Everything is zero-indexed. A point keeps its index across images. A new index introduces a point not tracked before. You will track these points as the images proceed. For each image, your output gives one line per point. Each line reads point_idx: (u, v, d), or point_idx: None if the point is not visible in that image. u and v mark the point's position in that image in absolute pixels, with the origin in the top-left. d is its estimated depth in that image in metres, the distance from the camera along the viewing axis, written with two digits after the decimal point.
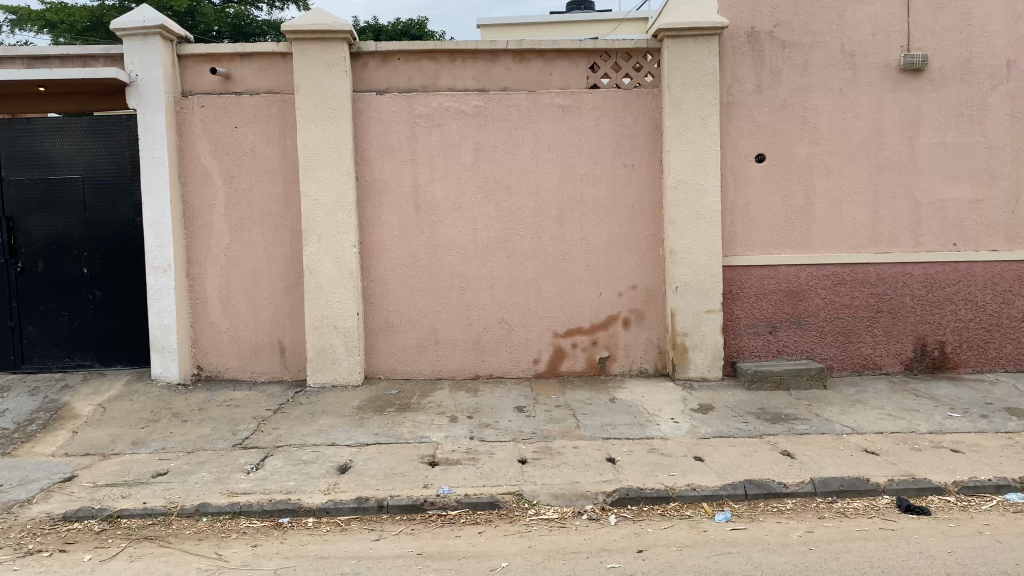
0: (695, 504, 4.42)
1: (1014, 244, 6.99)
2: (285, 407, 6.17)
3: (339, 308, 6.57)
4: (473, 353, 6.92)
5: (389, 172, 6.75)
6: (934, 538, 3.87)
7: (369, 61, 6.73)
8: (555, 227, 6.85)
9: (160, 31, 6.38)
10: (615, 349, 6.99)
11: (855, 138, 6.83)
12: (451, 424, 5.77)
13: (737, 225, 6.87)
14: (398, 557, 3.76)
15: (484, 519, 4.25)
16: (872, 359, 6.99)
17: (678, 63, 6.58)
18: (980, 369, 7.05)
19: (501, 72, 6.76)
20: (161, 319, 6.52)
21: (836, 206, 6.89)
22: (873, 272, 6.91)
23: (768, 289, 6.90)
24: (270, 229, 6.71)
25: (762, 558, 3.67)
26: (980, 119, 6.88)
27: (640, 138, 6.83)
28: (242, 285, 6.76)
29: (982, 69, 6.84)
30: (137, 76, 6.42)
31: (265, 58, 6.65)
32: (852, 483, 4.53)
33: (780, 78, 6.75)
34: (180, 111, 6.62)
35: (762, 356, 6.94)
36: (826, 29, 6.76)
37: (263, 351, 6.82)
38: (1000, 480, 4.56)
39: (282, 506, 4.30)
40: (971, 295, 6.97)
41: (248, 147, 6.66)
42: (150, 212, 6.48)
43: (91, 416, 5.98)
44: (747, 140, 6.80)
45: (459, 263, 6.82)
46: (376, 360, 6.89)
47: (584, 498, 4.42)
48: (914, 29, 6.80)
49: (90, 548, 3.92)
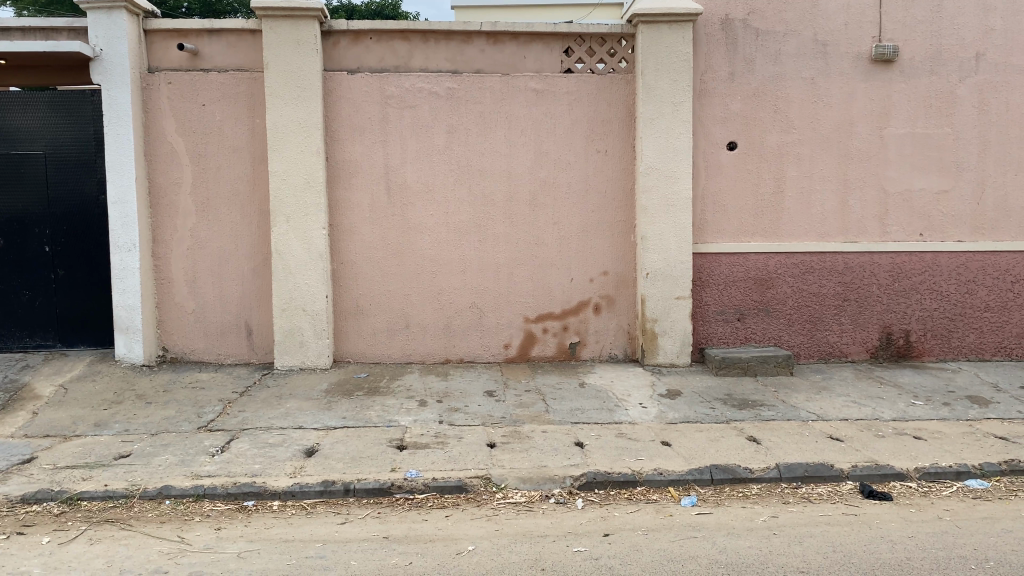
0: (662, 488, 4.44)
1: (980, 234, 7.08)
2: (252, 390, 6.11)
3: (308, 290, 6.50)
4: (444, 338, 6.89)
5: (360, 153, 6.68)
6: (895, 523, 3.93)
7: (341, 40, 6.63)
8: (527, 212, 6.82)
9: (126, 4, 6.23)
10: (585, 334, 7.00)
11: (826, 127, 6.87)
12: (420, 407, 5.76)
13: (708, 213, 6.90)
14: (364, 540, 3.74)
15: (451, 502, 4.24)
16: (839, 347, 7.07)
17: (652, 48, 6.56)
18: (944, 357, 7.17)
19: (475, 54, 6.70)
20: (125, 299, 6.41)
21: (807, 195, 6.94)
22: (841, 261, 6.98)
23: (738, 276, 6.94)
24: (238, 209, 6.61)
25: (727, 542, 3.70)
26: (948, 110, 6.95)
27: (613, 124, 6.82)
28: (209, 266, 6.66)
29: (952, 61, 6.90)
30: (101, 50, 6.27)
31: (234, 35, 6.53)
32: (817, 469, 4.58)
33: (753, 66, 6.77)
34: (146, 88, 6.49)
35: (730, 343, 7.00)
36: (799, 18, 6.78)
37: (230, 333, 6.74)
38: (960, 467, 4.64)
39: (246, 488, 4.25)
40: (936, 284, 7.06)
41: (216, 126, 6.54)
42: (115, 190, 6.35)
43: (51, 398, 5.86)
44: (719, 128, 6.82)
45: (430, 246, 6.78)
46: (345, 343, 6.83)
47: (551, 482, 4.42)
48: (885, 19, 6.84)
49: (48, 531, 3.85)
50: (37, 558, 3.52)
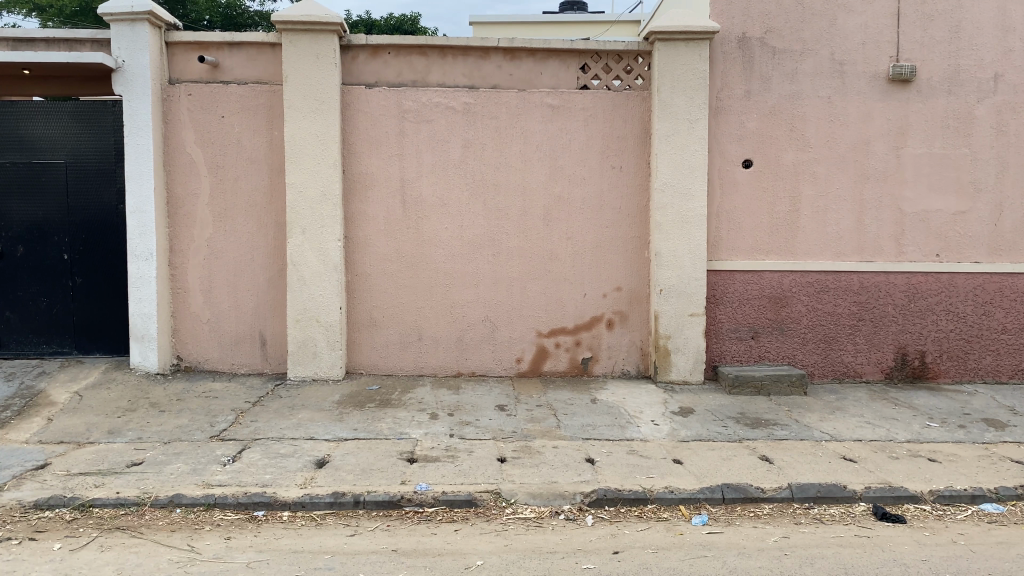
0: (673, 506, 4.42)
1: (997, 256, 7.03)
2: (264, 400, 6.13)
3: (322, 301, 6.53)
4: (456, 351, 6.90)
5: (376, 166, 6.72)
6: (908, 546, 3.89)
7: (359, 54, 6.69)
8: (541, 227, 6.84)
9: (149, 17, 6.32)
10: (598, 350, 6.98)
11: (842, 147, 6.86)
12: (431, 420, 5.75)
13: (722, 230, 6.88)
14: (373, 553, 3.73)
15: (461, 516, 4.24)
16: (853, 366, 7.02)
17: (669, 66, 6.58)
18: (959, 379, 7.10)
19: (492, 69, 6.75)
20: (141, 308, 6.46)
21: (823, 213, 6.91)
22: (857, 280, 6.95)
23: (752, 294, 6.92)
24: (254, 219, 6.67)
25: (737, 562, 3.67)
26: (966, 131, 6.92)
27: (629, 141, 6.83)
28: (225, 276, 6.71)
29: (970, 82, 6.88)
30: (124, 62, 6.36)
31: (254, 48, 6.60)
32: (829, 489, 4.55)
33: (769, 84, 6.77)
34: (167, 99, 6.56)
35: (743, 361, 6.97)
36: (816, 37, 6.78)
37: (244, 343, 6.78)
38: (975, 490, 4.59)
39: (257, 499, 4.27)
40: (952, 305, 7.01)
41: (234, 137, 6.61)
42: (133, 199, 6.41)
43: (67, 404, 5.91)
44: (735, 146, 6.82)
45: (445, 260, 6.80)
46: (358, 355, 6.85)
47: (561, 498, 4.41)
48: (903, 39, 6.84)
49: (60, 537, 3.87)
50: (48, 564, 3.54)
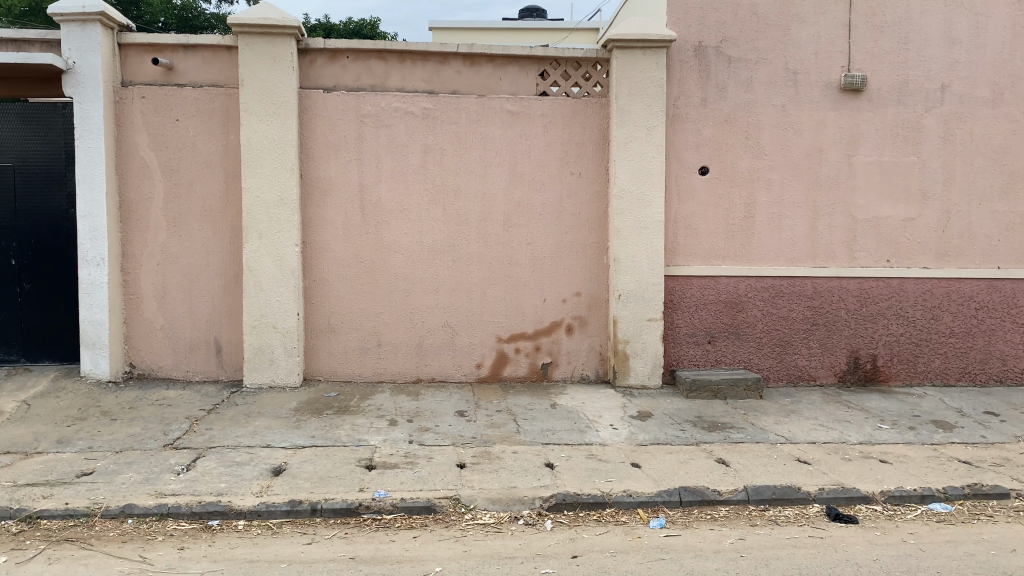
0: (631, 510, 4.45)
1: (945, 261, 7.22)
2: (220, 407, 6.03)
3: (279, 307, 6.46)
4: (415, 357, 6.87)
5: (334, 171, 6.67)
6: (860, 546, 3.97)
7: (317, 58, 6.64)
8: (501, 232, 6.85)
9: (101, 18, 6.20)
10: (557, 355, 7.01)
11: (796, 154, 6.98)
12: (390, 427, 5.72)
13: (679, 236, 6.96)
14: (330, 561, 3.70)
15: (419, 523, 4.22)
16: (807, 370, 7.14)
17: (627, 74, 6.65)
18: (909, 382, 7.27)
19: (451, 74, 6.75)
20: (92, 314, 6.32)
21: (777, 219, 7.03)
22: (810, 285, 7.08)
23: (708, 299, 7.01)
24: (210, 224, 6.57)
25: (694, 564, 3.71)
26: (914, 140, 7.10)
27: (587, 147, 6.88)
28: (179, 282, 6.60)
29: (918, 92, 7.06)
30: (75, 63, 6.23)
31: (210, 51, 6.51)
32: (784, 491, 4.63)
33: (724, 93, 6.88)
34: (119, 102, 6.44)
35: (700, 365, 7.05)
36: (770, 46, 6.91)
37: (199, 350, 6.67)
38: (925, 490, 4.70)
39: (212, 508, 4.20)
40: (902, 310, 7.18)
41: (189, 140, 6.51)
42: (84, 204, 6.27)
43: (14, 413, 5.75)
44: (691, 153, 6.91)
45: (404, 265, 6.77)
46: (316, 362, 6.79)
47: (520, 503, 4.41)
48: (854, 49, 7.00)
49: (6, 550, 3.77)
50: None
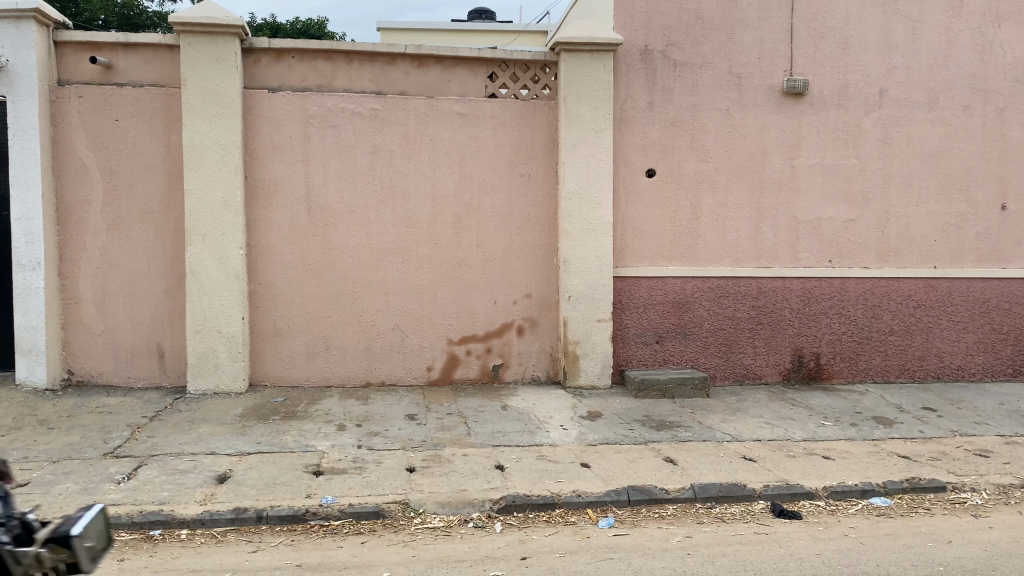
0: (580, 510, 4.47)
1: (884, 261, 7.41)
2: (163, 414, 5.90)
3: (224, 311, 6.34)
4: (364, 360, 6.81)
5: (280, 172, 6.58)
6: (803, 541, 4.05)
7: (262, 58, 6.54)
8: (450, 234, 6.83)
9: (35, 15, 6.02)
10: (508, 357, 7.01)
11: (740, 157, 7.10)
12: (338, 432, 5.65)
13: (628, 237, 7.03)
14: (276, 569, 3.64)
15: (368, 528, 4.18)
16: (753, 369, 7.26)
17: (575, 76, 6.69)
18: (851, 379, 7.44)
19: (399, 76, 6.71)
20: (28, 320, 6.12)
21: (723, 221, 7.14)
22: (755, 285, 7.20)
23: (656, 300, 7.08)
24: (151, 227, 6.42)
25: (642, 562, 3.74)
26: (854, 143, 7.28)
27: (536, 149, 6.90)
28: (120, 286, 6.43)
29: (857, 96, 7.25)
30: (7, 61, 6.04)
31: (151, 50, 6.37)
32: (730, 488, 4.70)
33: (671, 96, 6.97)
34: (55, 101, 6.26)
35: (649, 365, 7.12)
36: (715, 50, 7.02)
37: (141, 355, 6.51)
38: (865, 485, 4.81)
39: (153, 518, 4.10)
40: (844, 309, 7.35)
41: (130, 141, 6.35)
42: (18, 206, 6.08)
43: None
44: (639, 155, 6.98)
45: (353, 268, 6.71)
46: (262, 366, 6.68)
47: (470, 506, 4.40)
48: (796, 54, 7.15)
49: None
50: None
